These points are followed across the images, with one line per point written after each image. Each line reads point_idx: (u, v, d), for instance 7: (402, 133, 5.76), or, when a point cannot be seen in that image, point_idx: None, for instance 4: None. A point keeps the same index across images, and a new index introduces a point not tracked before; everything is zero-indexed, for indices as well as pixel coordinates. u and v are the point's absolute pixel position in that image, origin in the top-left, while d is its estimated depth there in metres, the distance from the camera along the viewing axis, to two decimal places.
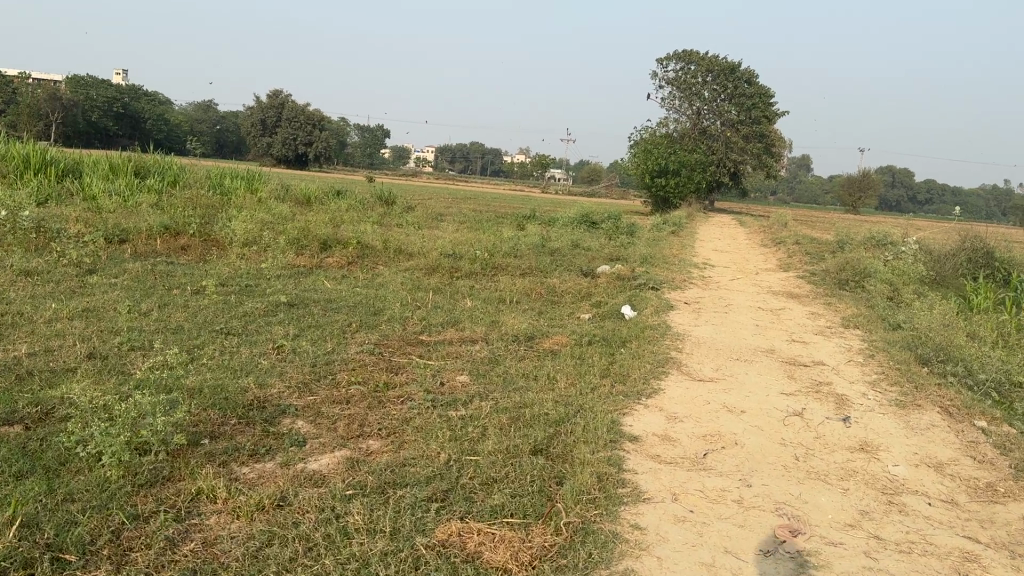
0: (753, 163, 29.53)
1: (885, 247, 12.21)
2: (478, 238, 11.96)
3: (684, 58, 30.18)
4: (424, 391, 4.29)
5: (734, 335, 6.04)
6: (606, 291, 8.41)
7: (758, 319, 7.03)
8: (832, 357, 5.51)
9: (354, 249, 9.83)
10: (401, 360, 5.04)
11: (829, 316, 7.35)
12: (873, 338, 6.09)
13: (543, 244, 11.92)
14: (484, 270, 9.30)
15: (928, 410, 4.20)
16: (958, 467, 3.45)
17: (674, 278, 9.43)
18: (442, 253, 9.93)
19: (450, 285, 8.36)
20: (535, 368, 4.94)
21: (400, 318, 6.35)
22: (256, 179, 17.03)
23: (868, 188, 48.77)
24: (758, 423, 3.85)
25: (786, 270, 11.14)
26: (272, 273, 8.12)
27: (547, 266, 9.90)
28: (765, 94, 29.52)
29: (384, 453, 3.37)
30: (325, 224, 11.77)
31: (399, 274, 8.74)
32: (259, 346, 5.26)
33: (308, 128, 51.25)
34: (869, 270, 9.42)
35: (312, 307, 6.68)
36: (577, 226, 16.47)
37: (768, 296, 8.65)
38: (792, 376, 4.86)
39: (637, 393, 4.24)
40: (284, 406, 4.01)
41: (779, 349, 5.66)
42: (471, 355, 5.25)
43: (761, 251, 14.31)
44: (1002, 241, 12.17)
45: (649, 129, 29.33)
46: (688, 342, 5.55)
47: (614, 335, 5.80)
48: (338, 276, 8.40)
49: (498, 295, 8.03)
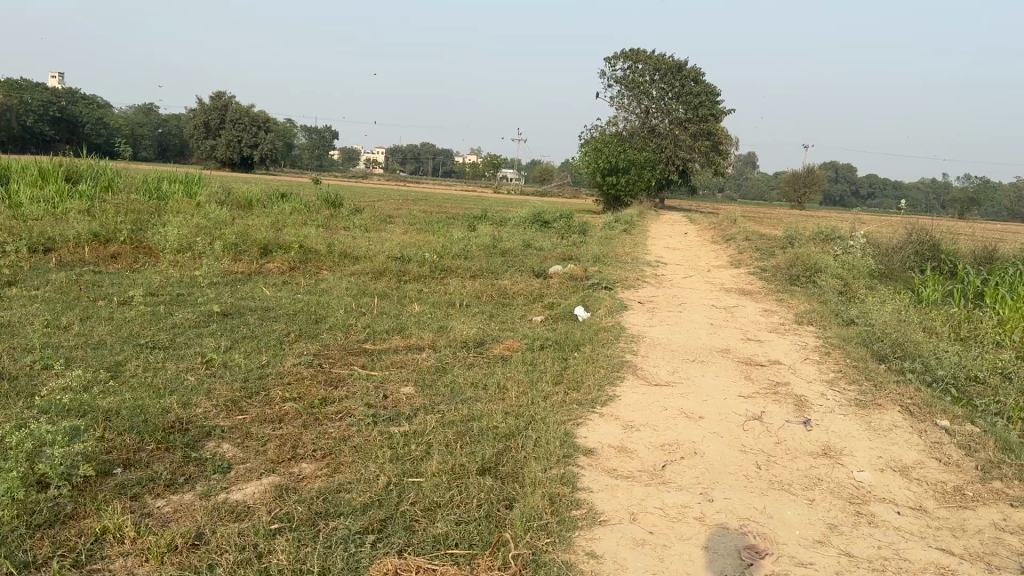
0: (701, 161, 29.75)
1: (833, 241, 12.30)
2: (427, 239, 11.68)
3: (631, 57, 30.34)
4: (364, 405, 4.01)
5: (689, 335, 5.87)
6: (558, 292, 8.21)
7: (712, 317, 6.89)
8: (788, 355, 5.38)
9: (296, 254, 9.45)
10: (341, 371, 4.75)
11: (783, 313, 7.27)
12: (829, 335, 6.00)
13: (494, 245, 11.70)
14: (432, 273, 9.02)
15: (888, 410, 4.08)
16: (924, 471, 3.31)
17: (627, 277, 9.28)
18: (388, 256, 9.62)
19: (397, 290, 8.07)
20: (484, 376, 4.69)
21: (341, 325, 6.05)
22: (195, 183, 16.42)
23: (813, 183, 49.76)
24: (717, 429, 3.66)
25: (738, 267, 11.11)
26: (208, 281, 7.72)
27: (497, 267, 9.66)
28: (711, 92, 29.84)
29: (316, 479, 3.09)
30: (268, 228, 11.36)
31: (344, 279, 8.43)
32: (188, 361, 4.92)
33: (253, 130, 50.18)
34: (820, 265, 9.41)
35: (248, 317, 6.32)
36: (528, 226, 16.26)
37: (721, 294, 8.56)
38: (749, 376, 4.70)
39: (591, 401, 4.02)
40: (209, 427, 3.70)
41: (735, 349, 5.51)
42: (416, 363, 4.97)
43: (712, 248, 14.33)
44: (946, 233, 12.36)
45: (598, 127, 29.33)
46: (643, 344, 5.36)
47: (567, 338, 5.59)
48: (278, 283, 8.04)
49: (446, 298, 7.76)
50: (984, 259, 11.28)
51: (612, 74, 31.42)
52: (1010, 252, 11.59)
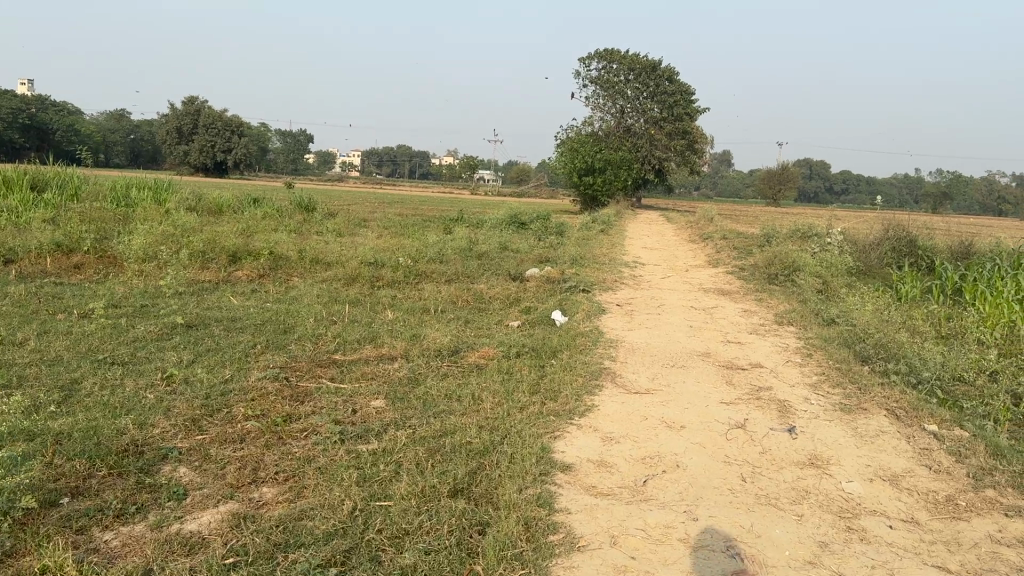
0: (677, 160, 29.78)
1: (811, 238, 12.28)
2: (402, 243, 11.49)
3: (605, 57, 30.29)
4: (331, 422, 3.83)
5: (668, 338, 5.74)
6: (535, 296, 8.06)
7: (691, 319, 6.77)
8: (770, 357, 5.26)
9: (266, 261, 9.21)
10: (308, 385, 4.55)
11: (763, 313, 7.18)
12: (810, 335, 5.90)
13: (470, 248, 11.53)
14: (407, 279, 8.83)
15: (874, 415, 3.97)
16: (914, 479, 3.20)
17: (605, 279, 9.16)
18: (362, 262, 9.40)
19: (370, 296, 7.87)
20: (458, 386, 4.52)
21: (311, 336, 5.84)
22: (163, 189, 16.06)
23: (788, 181, 50.11)
24: (699, 439, 3.52)
25: (716, 266, 11.04)
26: (174, 292, 7.47)
27: (473, 271, 9.48)
28: (686, 91, 29.91)
29: (278, 505, 2.90)
30: (238, 234, 11.09)
31: (315, 286, 8.21)
32: (147, 377, 4.70)
33: (226, 135, 49.55)
34: (798, 263, 9.35)
35: (213, 329, 6.09)
36: (504, 228, 16.09)
37: (700, 294, 8.45)
38: (731, 381, 4.57)
39: (568, 412, 3.86)
40: (166, 449, 3.50)
41: (716, 352, 5.38)
42: (387, 374, 4.79)
43: (690, 247, 14.27)
44: (922, 229, 12.39)
45: (574, 128, 29.23)
46: (621, 350, 5.22)
47: (544, 344, 5.43)
48: (247, 293, 7.81)
49: (421, 304, 7.57)
50: (960, 255, 11.30)
51: (587, 74, 31.34)
52: (985, 247, 11.62)
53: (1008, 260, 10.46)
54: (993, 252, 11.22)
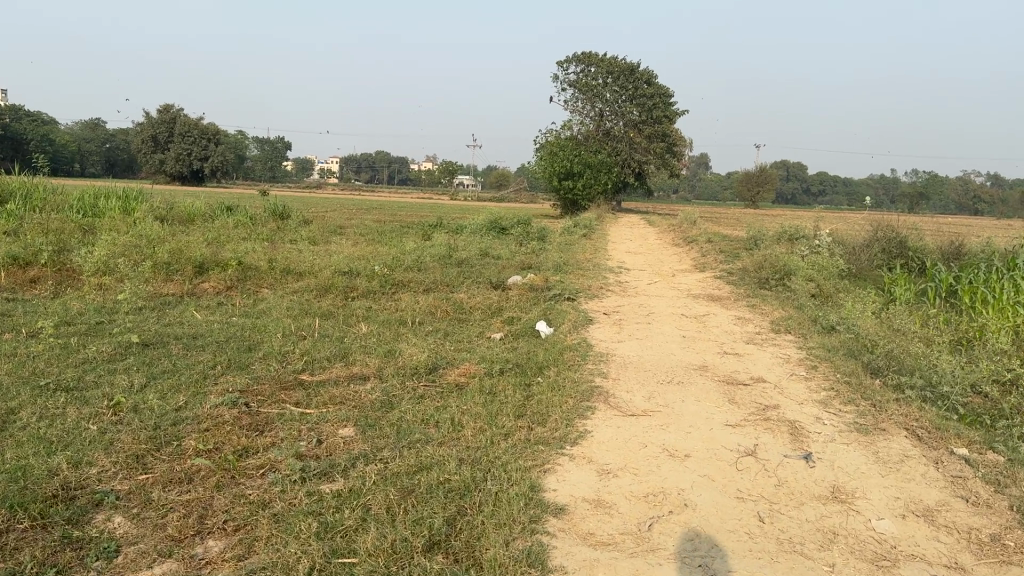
0: (657, 163, 29.58)
1: (798, 240, 12.02)
2: (379, 251, 11.05)
3: (583, 60, 30.06)
4: (292, 457, 3.39)
5: (662, 350, 5.36)
6: (518, 305, 7.66)
7: (684, 328, 6.40)
8: (772, 370, 4.90)
9: (234, 271, 8.74)
10: (270, 412, 4.11)
11: (757, 320, 6.83)
12: (812, 345, 5.55)
13: (449, 254, 11.13)
14: (383, 288, 8.39)
15: (895, 436, 3.61)
16: (951, 514, 2.86)
17: (590, 285, 8.79)
18: (335, 271, 8.95)
19: (344, 308, 7.44)
20: (436, 410, 4.10)
21: (276, 354, 5.39)
22: (130, 197, 15.47)
23: (767, 182, 50.20)
24: (707, 471, 3.13)
25: (703, 270, 10.72)
26: (133, 307, 6.99)
27: (452, 279, 9.07)
28: (665, 94, 29.75)
29: (224, 565, 2.48)
30: (206, 244, 10.60)
31: (285, 298, 7.77)
32: (92, 404, 4.24)
33: (202, 142, 48.73)
34: (789, 266, 9.03)
35: (171, 348, 5.62)
36: (484, 234, 15.67)
37: (690, 301, 8.09)
38: (734, 399, 4.19)
39: (559, 440, 3.46)
40: (101, 493, 3.05)
41: (713, 365, 5.01)
42: (358, 397, 4.36)
43: (675, 251, 13.95)
44: (910, 228, 12.15)
45: (554, 131, 28.89)
46: (614, 364, 4.83)
47: (529, 360, 5.02)
48: (212, 307, 7.35)
49: (398, 316, 7.15)
50: (950, 255, 11.06)
51: (565, 77, 31.03)
52: (975, 246, 11.41)
53: (1001, 260, 10.22)
54: (984, 252, 11.00)
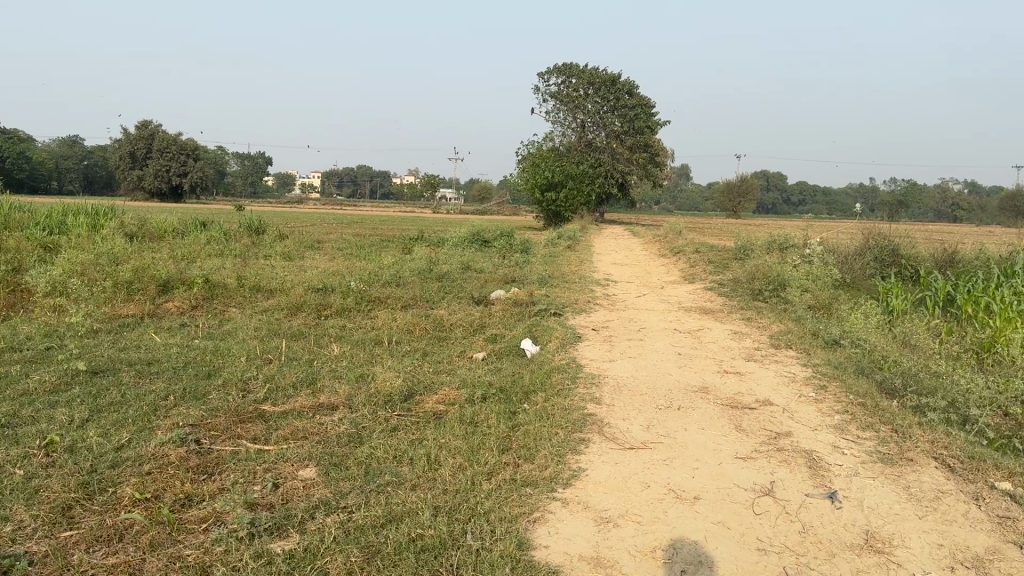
0: (639, 173, 29.35)
1: (788, 249, 11.69)
2: (355, 266, 10.61)
3: (564, 71, 29.84)
4: (242, 508, 2.95)
5: (657, 370, 4.95)
6: (501, 321, 7.24)
7: (678, 344, 6.00)
8: (778, 391, 4.50)
9: (199, 290, 8.25)
10: (223, 452, 3.67)
11: (754, 335, 6.45)
12: (818, 361, 5.17)
13: (429, 268, 10.70)
14: (358, 305, 7.93)
15: (926, 468, 3.22)
16: (1006, 563, 2.46)
17: (576, 299, 8.40)
18: (308, 288, 8.49)
19: (315, 327, 6.99)
20: (409, 444, 3.66)
21: (236, 381, 4.94)
22: (98, 213, 14.91)
23: (748, 192, 50.21)
24: (721, 516, 2.72)
25: (692, 282, 10.36)
26: (86, 330, 6.50)
27: (432, 295, 8.63)
28: (647, 105, 29.58)
29: None
30: (174, 262, 10.12)
31: (253, 318, 7.32)
32: (23, 443, 3.78)
33: (180, 158, 48.04)
34: (782, 277, 8.68)
35: (122, 376, 5.15)
36: (466, 247, 15.24)
37: (681, 314, 7.70)
38: (741, 426, 3.79)
39: (551, 481, 3.04)
40: (11, 558, 2.59)
41: (714, 386, 4.61)
42: (322, 431, 3.91)
43: (661, 262, 13.61)
44: (901, 236, 11.88)
45: (535, 142, 28.57)
46: (606, 387, 4.41)
47: (513, 384, 4.60)
48: (173, 329, 6.87)
49: (372, 335, 6.70)
50: (944, 262, 10.79)
51: (546, 88, 30.77)
52: (969, 253, 11.14)
53: (997, 267, 9.95)
54: (979, 260, 10.72)
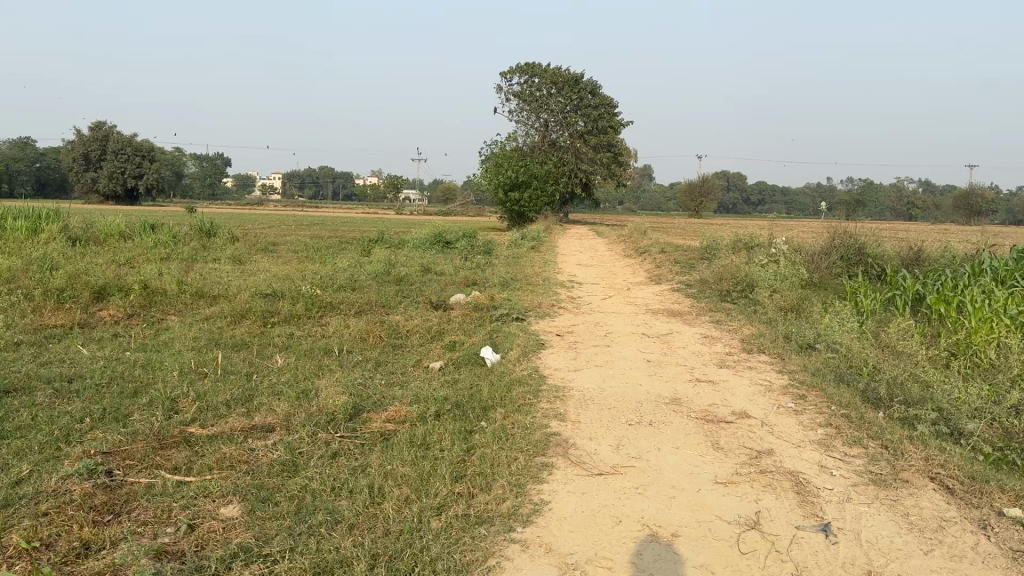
0: (603, 173, 29.15)
1: (755, 248, 11.49)
2: (308, 269, 10.12)
3: (526, 70, 29.53)
4: (146, 559, 2.52)
5: (625, 380, 4.59)
6: (460, 326, 6.85)
7: (647, 350, 5.65)
8: (756, 402, 4.17)
9: (136, 297, 7.70)
10: (137, 487, 3.23)
11: (725, 339, 6.15)
12: (794, 368, 4.87)
13: (387, 271, 10.26)
14: (308, 311, 7.46)
15: (923, 492, 2.91)
16: None
17: (539, 302, 8.04)
18: (254, 294, 7.99)
19: (260, 336, 6.53)
20: (351, 473, 3.25)
21: (163, 402, 4.48)
22: (39, 216, 14.14)
23: (710, 192, 50.44)
24: (703, 558, 2.37)
25: (659, 283, 10.08)
26: (6, 343, 5.95)
27: (388, 299, 8.19)
28: (610, 104, 29.40)
29: None
30: (114, 267, 9.54)
31: (193, 327, 6.82)
32: None
33: (136, 160, 46.71)
34: (751, 277, 8.42)
35: (37, 395, 4.65)
36: (426, 249, 14.78)
37: (648, 317, 7.37)
38: (719, 444, 3.44)
39: (508, 518, 2.65)
40: None
41: (687, 397, 4.27)
42: (252, 460, 3.49)
43: (627, 263, 13.34)
44: (867, 234, 11.74)
45: (498, 142, 28.17)
46: (571, 401, 4.03)
47: (470, 399, 4.21)
48: (104, 340, 6.35)
49: (321, 344, 6.25)
50: (911, 261, 10.66)
51: (508, 87, 30.39)
52: (935, 252, 11.03)
53: (963, 266, 9.83)
54: (945, 258, 10.61)
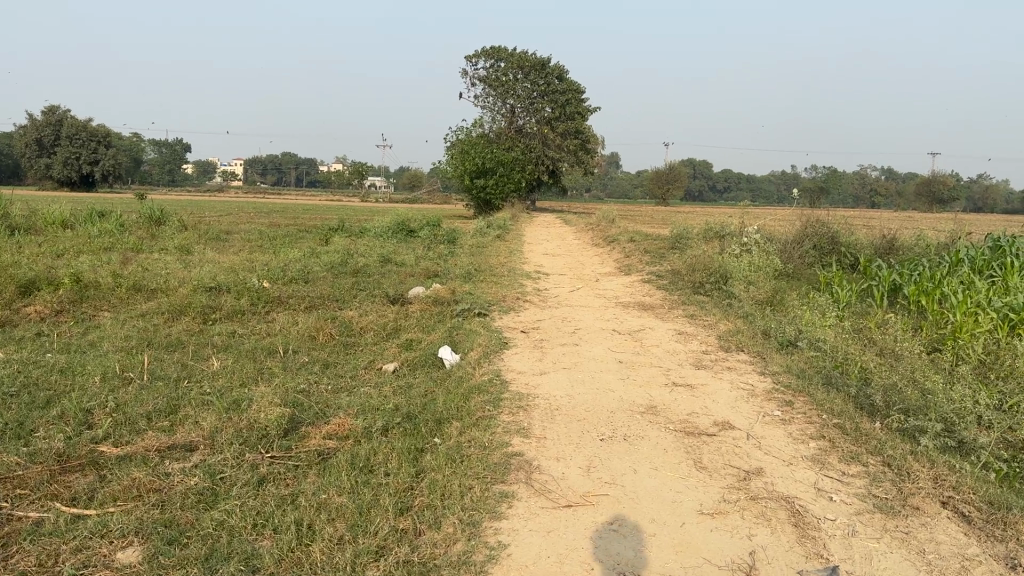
0: (570, 160, 28.77)
1: (726, 237, 11.18)
2: (260, 260, 9.56)
3: (492, 55, 28.95)
4: None
5: (595, 385, 4.17)
6: (418, 323, 6.39)
7: (618, 349, 5.24)
8: (739, 410, 3.79)
9: (66, 292, 7.09)
10: (22, 526, 2.72)
11: (700, 335, 5.78)
12: (776, 370, 4.50)
13: (344, 262, 9.74)
14: (254, 308, 6.92)
15: (938, 522, 2.54)
16: None
17: (503, 295, 7.61)
18: (197, 289, 7.42)
19: (199, 336, 6.00)
20: (279, 505, 2.79)
21: (75, 415, 3.95)
22: None
23: (676, 180, 50.40)
24: None
25: (628, 274, 9.70)
26: None
27: (342, 293, 7.68)
28: (577, 90, 28.98)
29: None
30: (48, 259, 8.88)
31: (127, 325, 6.27)
32: None
33: (92, 145, 45.22)
34: (724, 268, 8.07)
35: None
36: (389, 238, 14.27)
37: (618, 311, 6.97)
38: (702, 462, 3.05)
39: (458, 568, 2.22)
40: None
41: (664, 405, 3.86)
42: (166, 488, 3.00)
43: (595, 253, 12.97)
44: (839, 222, 11.50)
45: (464, 128, 27.59)
46: (536, 412, 3.60)
47: (422, 410, 3.75)
48: (24, 340, 5.76)
49: (265, 344, 5.74)
50: (885, 250, 10.44)
51: (474, 72, 29.79)
52: (908, 240, 10.83)
53: (938, 256, 9.62)
54: (918, 247, 10.40)
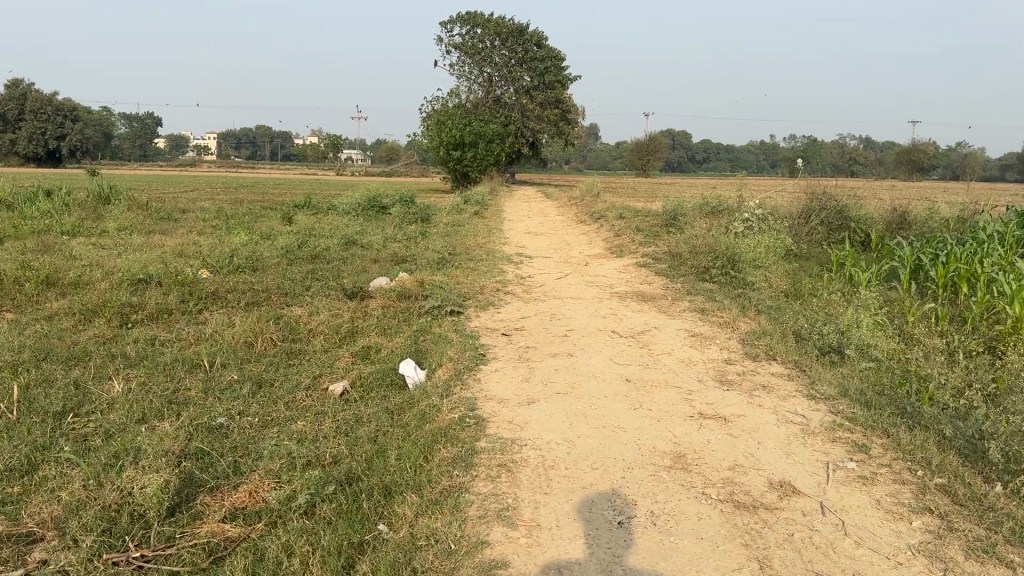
0: (551, 131, 27.63)
1: (725, 213, 10.17)
2: (206, 245, 8.39)
3: (468, 21, 27.58)
4: None
5: (602, 422, 3.16)
6: (379, 324, 5.33)
7: (622, 362, 4.22)
8: (802, 460, 2.80)
9: None
10: None
11: (718, 337, 4.79)
12: (831, 393, 3.51)
13: (300, 245, 8.61)
14: (184, 306, 5.81)
15: None
16: None
17: (480, 285, 6.56)
18: (122, 284, 6.27)
19: (108, 346, 4.86)
20: None
21: None
22: None
23: (656, 150, 49.27)
24: None
25: (621, 256, 8.68)
26: None
27: (293, 284, 6.57)
28: (557, 57, 27.71)
29: None
30: None
31: (23, 331, 5.13)
32: None
33: (57, 120, 43.32)
34: (732, 250, 7.00)
35: None
36: (359, 216, 13.12)
37: (615, 304, 5.97)
38: (772, 568, 2.06)
39: None
40: None
41: (698, 453, 2.86)
42: None
43: (581, 230, 11.94)
44: (846, 194, 10.52)
45: (440, 98, 26.31)
46: (526, 476, 2.59)
47: (368, 471, 2.72)
48: None
49: (188, 355, 4.65)
50: (897, 225, 9.51)
51: (449, 40, 28.43)
52: (922, 213, 9.87)
53: (959, 231, 8.69)
54: (934, 221, 9.45)
